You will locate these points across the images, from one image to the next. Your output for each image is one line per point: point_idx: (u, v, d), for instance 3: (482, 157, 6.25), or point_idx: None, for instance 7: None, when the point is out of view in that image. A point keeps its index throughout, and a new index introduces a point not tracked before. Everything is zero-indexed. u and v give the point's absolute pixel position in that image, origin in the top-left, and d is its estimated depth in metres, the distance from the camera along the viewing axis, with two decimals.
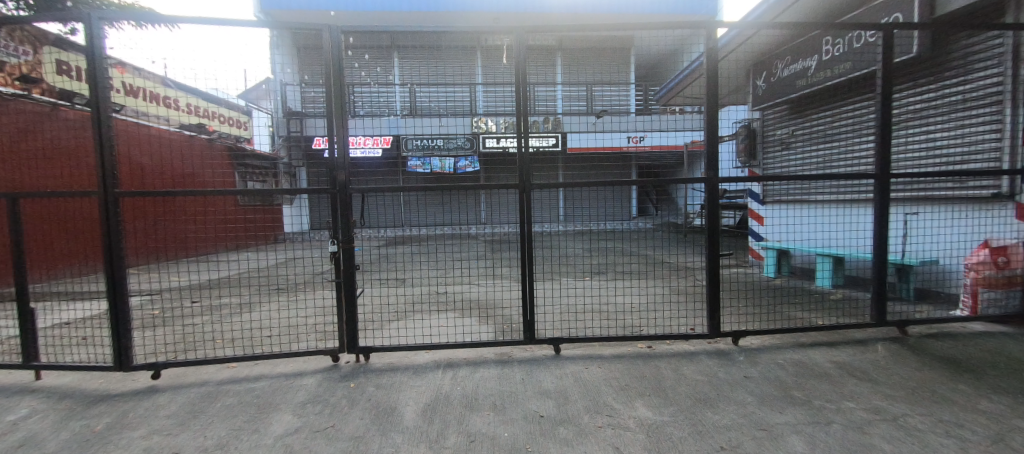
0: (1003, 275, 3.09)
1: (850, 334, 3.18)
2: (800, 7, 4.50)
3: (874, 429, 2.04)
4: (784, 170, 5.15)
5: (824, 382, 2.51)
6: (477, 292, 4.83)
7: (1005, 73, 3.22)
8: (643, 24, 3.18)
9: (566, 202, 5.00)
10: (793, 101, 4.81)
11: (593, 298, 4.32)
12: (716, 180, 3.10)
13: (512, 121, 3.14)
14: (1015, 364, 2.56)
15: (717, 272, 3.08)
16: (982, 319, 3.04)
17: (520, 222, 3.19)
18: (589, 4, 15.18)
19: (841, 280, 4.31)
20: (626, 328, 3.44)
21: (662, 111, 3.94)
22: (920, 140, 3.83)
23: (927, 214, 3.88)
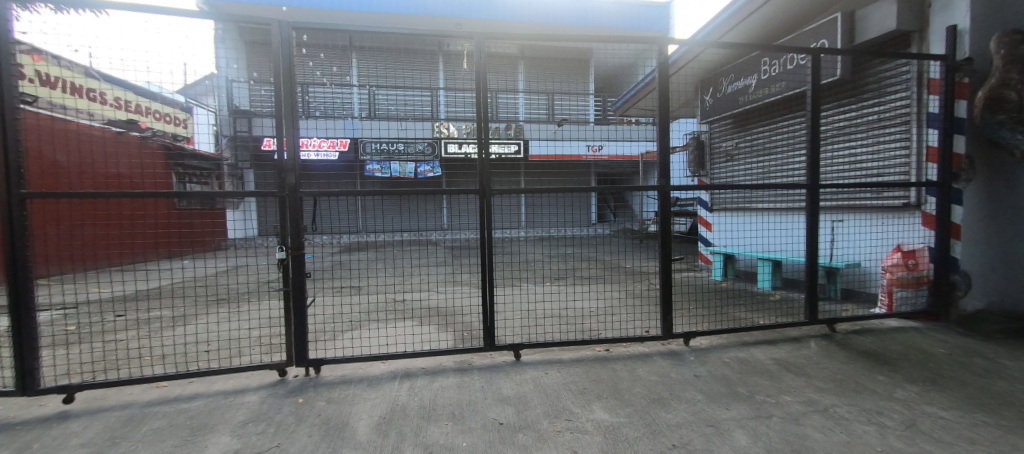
0: (913, 276, 3.46)
1: (787, 332, 3.43)
2: (742, 29, 4.86)
3: (808, 420, 2.20)
4: (730, 180, 5.50)
5: (765, 377, 2.68)
6: (437, 299, 4.73)
7: (911, 97, 3.60)
8: (602, 37, 3.28)
9: (527, 208, 5.05)
10: (737, 116, 5.16)
11: (554, 303, 4.38)
12: (668, 188, 3.24)
13: (472, 127, 3.13)
14: (923, 355, 2.87)
15: (670, 276, 3.21)
16: (896, 316, 3.39)
17: (480, 229, 3.15)
18: (549, 15, 15.50)
19: (779, 282, 4.64)
20: (585, 332, 3.51)
21: (619, 122, 4.08)
22: (845, 154, 4.23)
23: (851, 221, 4.28)
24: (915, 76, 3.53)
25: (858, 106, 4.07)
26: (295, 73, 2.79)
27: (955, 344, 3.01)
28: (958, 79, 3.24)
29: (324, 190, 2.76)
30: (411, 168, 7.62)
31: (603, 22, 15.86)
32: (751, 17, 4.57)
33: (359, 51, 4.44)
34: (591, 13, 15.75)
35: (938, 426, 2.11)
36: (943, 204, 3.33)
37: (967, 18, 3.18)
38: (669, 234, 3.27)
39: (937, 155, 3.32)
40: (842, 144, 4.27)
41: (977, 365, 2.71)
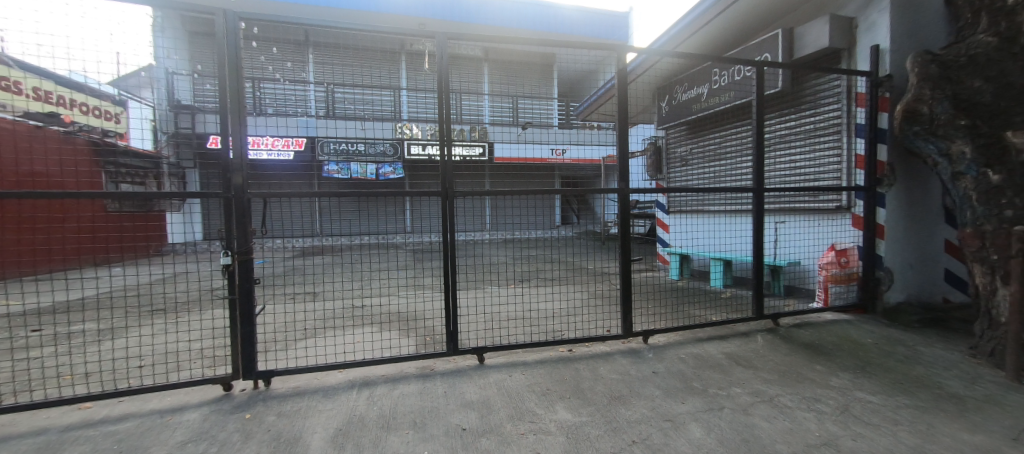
0: (846, 272, 3.76)
1: (737, 327, 3.63)
2: (694, 40, 5.12)
3: (755, 410, 2.33)
4: (685, 184, 5.76)
5: (718, 371, 2.82)
6: (399, 304, 4.61)
7: (840, 108, 3.93)
8: (564, 42, 3.33)
9: (492, 210, 5.04)
10: (692, 123, 5.43)
11: (518, 305, 4.40)
12: (627, 191, 3.35)
13: (435, 128, 3.09)
14: (854, 345, 3.13)
15: (630, 277, 3.30)
16: (831, 309, 3.69)
17: (443, 231, 3.09)
18: (514, 19, 15.61)
19: (730, 280, 4.90)
20: (548, 333, 3.54)
21: (581, 126, 4.18)
22: (787, 160, 4.55)
23: (792, 223, 4.60)
24: (844, 90, 3.87)
25: (797, 116, 4.39)
26: (243, 66, 2.62)
27: (881, 333, 3.32)
28: (879, 93, 3.60)
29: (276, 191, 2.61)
30: (372, 169, 7.40)
31: (566, 30, 16.23)
32: (702, 30, 4.83)
33: (315, 46, 4.26)
34: (555, 20, 16.08)
35: (867, 410, 2.31)
36: (870, 207, 3.65)
37: (887, 39, 3.54)
38: (628, 235, 3.37)
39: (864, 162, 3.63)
40: (783, 151, 4.59)
41: (899, 352, 2.99)
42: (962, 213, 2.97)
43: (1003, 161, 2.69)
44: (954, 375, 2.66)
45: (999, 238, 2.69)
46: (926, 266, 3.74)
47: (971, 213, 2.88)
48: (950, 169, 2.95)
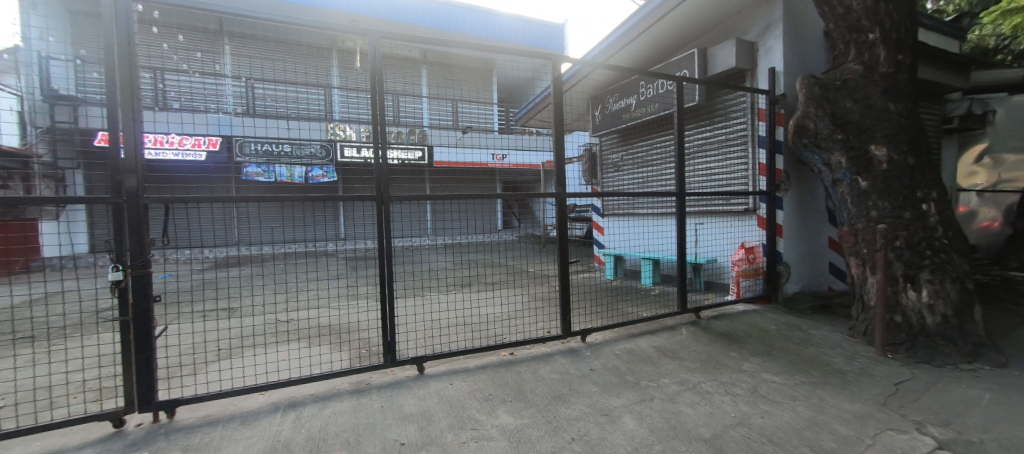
0: (754, 267, 4.20)
1: (665, 321, 3.90)
2: (624, 53, 5.46)
3: (682, 398, 2.51)
4: (618, 188, 6.10)
5: (649, 364, 3.00)
6: (330, 316, 4.32)
7: (746, 121, 4.42)
8: (502, 48, 3.36)
9: (431, 215, 4.93)
10: (622, 131, 5.78)
11: (459, 311, 4.34)
12: (564, 195, 3.46)
13: (368, 130, 2.95)
14: (761, 333, 3.52)
15: (568, 278, 3.41)
16: (743, 301, 4.11)
17: (378, 237, 2.94)
18: (453, 22, 15.46)
19: (659, 278, 5.24)
20: (490, 337, 3.53)
21: (522, 129, 4.07)
22: (704, 167, 5.01)
23: (709, 224, 5.06)
24: (749, 106, 4.37)
25: (711, 127, 4.85)
26: (138, 55, 2.30)
27: (782, 320, 3.77)
28: (777, 110, 4.13)
29: (177, 196, 2.30)
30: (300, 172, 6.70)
31: (504, 36, 16.49)
32: (629, 45, 5.18)
33: (230, 37, 3.87)
34: (494, 27, 16.28)
35: (773, 389, 2.60)
36: (771, 209, 4.14)
37: (781, 63, 4.08)
38: (566, 238, 3.47)
39: (766, 169, 4.12)
40: (701, 159, 5.04)
41: (796, 336, 3.42)
42: (840, 214, 3.49)
43: (869, 170, 3.21)
44: (838, 353, 3.10)
45: (868, 234, 3.20)
46: (815, 259, 4.34)
47: (848, 214, 3.38)
48: (832, 176, 3.46)
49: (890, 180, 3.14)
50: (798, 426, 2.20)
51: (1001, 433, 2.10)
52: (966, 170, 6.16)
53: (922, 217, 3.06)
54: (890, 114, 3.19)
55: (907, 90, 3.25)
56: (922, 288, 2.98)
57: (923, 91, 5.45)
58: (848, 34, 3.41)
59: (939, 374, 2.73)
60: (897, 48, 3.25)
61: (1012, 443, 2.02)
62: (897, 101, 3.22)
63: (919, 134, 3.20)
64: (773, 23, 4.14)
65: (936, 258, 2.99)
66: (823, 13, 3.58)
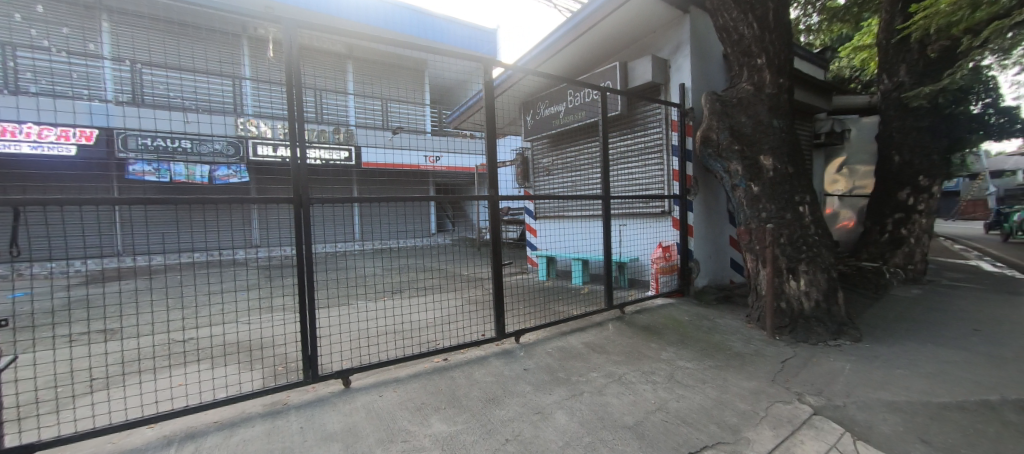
0: (669, 264, 4.57)
1: (594, 318, 4.11)
2: (552, 62, 5.67)
3: (609, 390, 2.66)
4: (549, 191, 6.32)
5: (579, 360, 3.13)
6: (240, 333, 3.89)
7: (661, 131, 4.84)
8: (432, 48, 3.30)
9: (359, 219, 4.68)
10: (552, 137, 6.00)
11: (388, 319, 4.17)
12: (496, 198, 3.49)
13: (284, 126, 2.72)
14: (675, 324, 3.86)
15: (502, 281, 3.44)
16: (661, 295, 4.47)
17: (296, 243, 2.70)
18: (382, 18, 14.85)
19: (587, 277, 5.49)
20: (422, 344, 3.44)
21: (455, 134, 4.00)
22: (626, 173, 5.39)
23: (631, 225, 5.44)
24: (664, 117, 4.79)
25: (632, 136, 5.23)
26: None
27: (694, 311, 4.17)
28: (686, 122, 4.58)
29: (30, 198, 1.90)
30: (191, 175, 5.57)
31: (436, 37, 16.27)
32: (558, 53, 5.40)
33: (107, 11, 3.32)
34: (426, 27, 15.98)
35: (687, 374, 2.86)
36: (683, 211, 4.57)
37: (689, 80, 4.55)
38: (499, 241, 3.50)
39: (678, 176, 4.55)
40: (623, 165, 5.41)
41: (705, 325, 3.81)
42: (738, 215, 3.96)
43: (759, 177, 3.69)
44: (738, 338, 3.51)
45: (760, 233, 3.68)
46: (718, 255, 4.90)
47: (744, 215, 3.85)
48: (731, 182, 3.92)
49: (775, 186, 3.64)
50: (707, 406, 2.45)
51: (858, 396, 2.54)
52: (830, 178, 7.43)
53: (799, 218, 3.59)
54: (774, 129, 3.71)
55: (786, 109, 3.81)
56: (801, 278, 3.50)
57: (799, 111, 6.42)
58: (741, 58, 3.91)
59: (813, 351, 3.22)
60: (779, 72, 3.80)
61: (866, 404, 2.45)
62: (780, 118, 3.76)
63: (796, 147, 3.76)
64: (682, 43, 4.61)
65: (810, 252, 3.54)
66: (722, 37, 4.06)
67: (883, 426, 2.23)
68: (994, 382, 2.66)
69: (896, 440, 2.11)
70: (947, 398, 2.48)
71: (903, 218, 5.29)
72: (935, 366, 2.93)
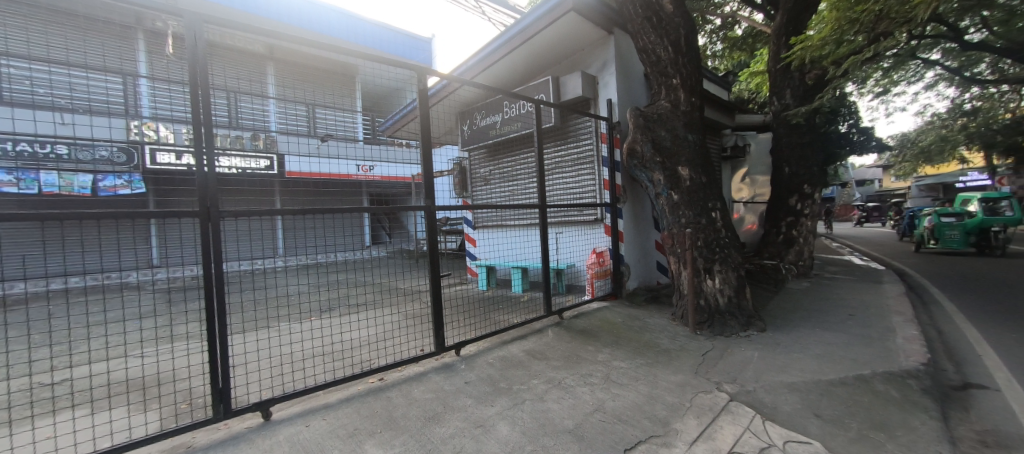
0: (602, 269, 4.79)
1: (534, 325, 4.17)
2: (487, 73, 5.73)
3: (549, 396, 2.70)
4: (488, 201, 6.33)
5: (520, 368, 3.15)
6: (133, 370, 3.36)
7: (592, 143, 5.11)
8: (363, 54, 3.17)
9: (281, 233, 4.31)
10: (489, 147, 6.04)
11: (316, 340, 3.88)
12: (433, 209, 3.43)
13: (187, 132, 2.42)
14: (610, 325, 4.04)
15: (440, 293, 3.36)
16: (596, 299, 4.65)
17: (203, 263, 2.38)
18: (308, 21, 14.09)
19: (527, 285, 5.57)
20: (356, 365, 3.24)
21: (390, 143, 3.78)
22: (561, 182, 5.58)
23: (567, 232, 5.63)
24: (594, 130, 5.05)
25: (565, 147, 5.45)
26: None
27: (626, 313, 4.40)
28: (614, 134, 4.88)
29: None
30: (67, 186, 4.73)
31: (368, 44, 15.76)
32: (494, 65, 5.48)
33: None
34: (356, 32, 15.44)
35: (621, 373, 3.00)
36: (614, 218, 4.82)
37: (615, 96, 4.87)
38: (436, 252, 3.43)
39: (608, 185, 4.81)
40: (558, 174, 5.60)
41: (636, 325, 4.04)
42: (662, 221, 4.27)
43: (678, 185, 4.03)
44: (665, 335, 3.77)
45: (680, 237, 4.00)
46: (645, 259, 5.26)
47: (667, 221, 4.16)
48: (655, 191, 4.22)
49: (691, 194, 4.00)
50: (640, 402, 2.59)
51: (766, 380, 2.85)
52: (737, 187, 8.37)
53: (712, 222, 3.98)
54: (689, 142, 4.09)
55: (698, 125, 4.23)
56: (716, 277, 3.87)
57: (709, 126, 7.18)
58: (659, 78, 4.28)
59: (728, 343, 3.56)
60: (690, 92, 4.22)
61: (772, 386, 2.76)
62: (693, 133, 4.16)
63: (708, 158, 4.18)
64: (608, 62, 4.94)
65: (722, 254, 3.93)
66: (642, 58, 4.42)
67: (785, 406, 2.51)
68: (866, 358, 3.15)
69: (796, 417, 2.40)
70: (832, 375, 2.89)
71: (795, 221, 6.10)
72: (822, 348, 3.40)
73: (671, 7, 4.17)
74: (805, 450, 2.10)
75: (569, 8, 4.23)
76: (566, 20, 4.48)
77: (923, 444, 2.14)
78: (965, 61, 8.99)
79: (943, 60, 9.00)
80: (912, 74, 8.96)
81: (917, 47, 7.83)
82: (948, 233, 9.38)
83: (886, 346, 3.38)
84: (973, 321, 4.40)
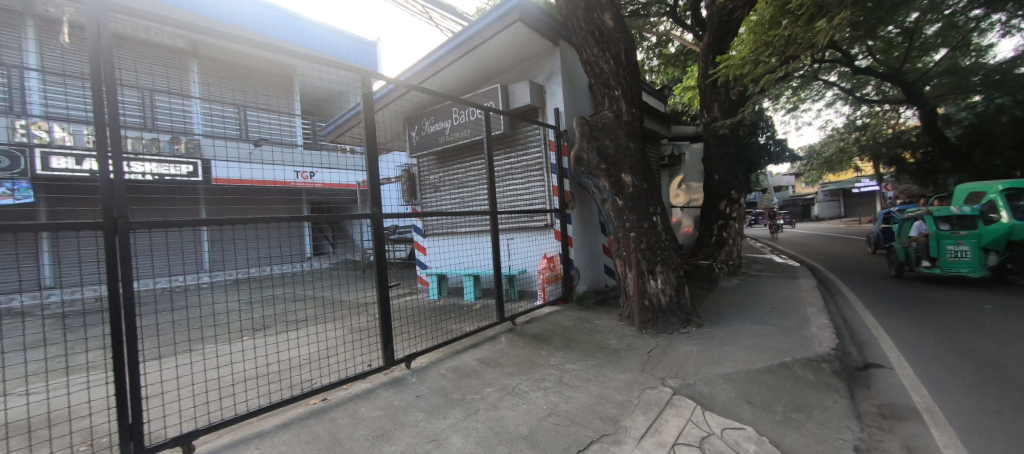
0: (553, 274, 4.87)
1: (487, 332, 4.13)
2: (435, 78, 5.65)
3: (503, 403, 2.68)
4: (438, 208, 6.22)
5: (473, 377, 3.10)
6: (17, 411, 2.87)
7: (541, 151, 5.23)
8: (302, 54, 3.01)
9: (208, 246, 3.93)
10: (439, 154, 5.96)
11: (250, 362, 3.57)
12: (380, 216, 3.30)
13: (89, 133, 2.12)
14: (561, 329, 4.12)
15: (389, 304, 3.22)
16: (548, 304, 4.72)
17: (112, 281, 2.08)
18: (237, 16, 13.10)
19: (479, 292, 5.53)
20: (295, 386, 3.01)
21: (333, 148, 3.56)
22: (511, 189, 5.63)
23: (518, 238, 5.67)
24: (542, 138, 5.17)
25: (515, 154, 5.53)
26: None
27: (576, 316, 4.51)
28: (562, 142, 5.03)
29: None
30: None
31: (306, 43, 14.97)
32: (442, 71, 5.43)
33: None
34: (293, 30, 14.65)
35: (573, 376, 3.06)
36: (564, 223, 4.94)
37: (562, 105, 5.04)
38: (384, 262, 3.30)
39: (557, 191, 4.92)
40: (508, 181, 5.65)
41: (586, 327, 4.16)
42: (608, 226, 4.44)
43: (622, 191, 4.23)
44: (613, 335, 3.92)
45: (625, 241, 4.19)
46: (592, 262, 5.45)
47: (613, 225, 4.34)
48: (601, 196, 4.39)
49: (634, 199, 4.21)
50: (592, 403, 2.65)
51: (704, 372, 3.05)
52: (674, 193, 8.97)
53: (654, 226, 4.22)
54: (631, 151, 4.32)
55: (639, 135, 4.48)
56: (658, 277, 4.10)
57: (649, 136, 7.67)
58: (602, 89, 4.50)
59: (671, 339, 3.78)
60: (631, 103, 4.47)
61: (709, 378, 2.96)
62: (635, 142, 4.40)
63: (649, 166, 4.43)
64: (554, 72, 5.11)
65: (663, 255, 4.18)
66: (586, 69, 4.61)
67: (721, 396, 2.70)
68: (787, 347, 3.49)
69: (731, 405, 2.59)
70: (760, 364, 3.16)
71: (725, 224, 6.64)
72: (751, 339, 3.71)
73: (612, 22, 4.40)
74: (739, 435, 2.27)
75: (515, 18, 4.31)
76: (513, 30, 4.56)
77: (836, 421, 2.40)
78: (855, 83, 10.44)
79: (839, 81, 10.40)
80: (815, 93, 10.26)
81: (819, 69, 9.07)
82: (954, 252, 5.99)
83: (802, 335, 3.77)
84: (869, 309, 5.06)
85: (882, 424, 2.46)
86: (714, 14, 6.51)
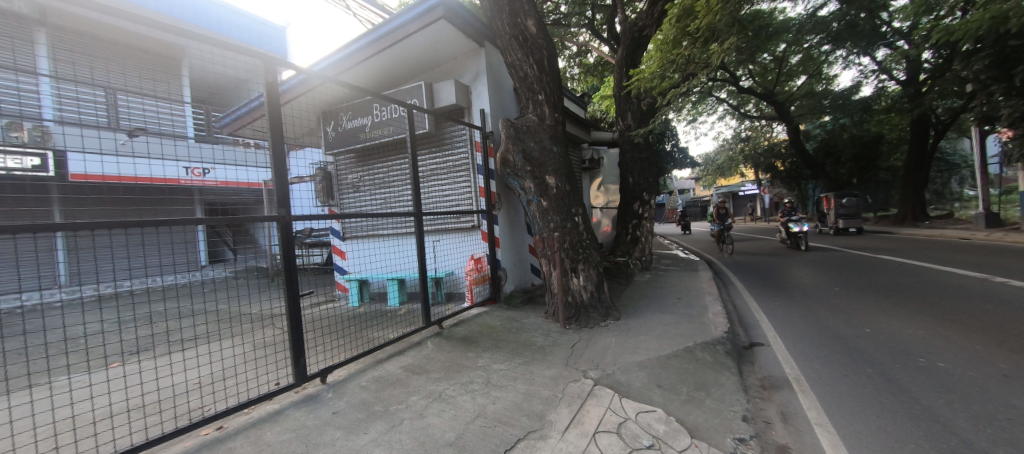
0: (480, 275, 4.86)
1: (413, 338, 3.98)
2: (353, 71, 5.31)
3: (430, 411, 2.59)
4: (358, 209, 5.86)
5: (397, 386, 2.96)
6: None
7: (468, 152, 5.19)
8: (188, 30, 2.60)
9: (63, 257, 3.24)
10: (358, 152, 5.61)
11: (121, 395, 3.03)
12: (288, 218, 2.99)
13: None
14: (489, 330, 4.12)
15: (300, 316, 2.94)
16: (476, 305, 4.70)
17: None
18: None
19: (405, 296, 5.32)
20: (183, 416, 2.63)
21: (233, 142, 3.09)
22: (437, 189, 5.51)
23: (445, 239, 5.57)
24: (468, 138, 5.14)
25: (441, 154, 5.42)
26: None
27: (504, 316, 4.55)
28: (488, 143, 5.05)
29: None
30: None
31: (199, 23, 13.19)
32: (361, 64, 5.12)
33: None
34: (182, 6, 12.82)
35: (500, 376, 3.08)
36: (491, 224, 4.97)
37: (487, 106, 5.07)
38: (294, 269, 2.99)
39: (484, 192, 4.92)
40: (434, 181, 5.52)
41: (514, 326, 4.22)
42: (534, 226, 4.55)
43: (547, 193, 4.36)
44: (540, 333, 4.03)
45: (550, 240, 4.33)
46: (519, 262, 5.57)
47: (538, 226, 4.45)
48: (526, 197, 4.48)
49: (558, 200, 4.38)
50: (518, 401, 2.69)
51: (621, 362, 3.28)
52: (594, 195, 9.53)
53: (576, 226, 4.44)
54: (554, 153, 4.48)
55: (561, 138, 4.68)
56: (580, 275, 4.33)
57: (571, 140, 8.05)
58: (527, 93, 4.62)
59: (593, 333, 4.00)
60: (554, 108, 4.65)
61: (626, 367, 3.18)
62: (557, 145, 4.58)
63: (571, 168, 4.63)
64: (480, 74, 5.12)
65: (584, 253, 4.41)
66: (511, 72, 4.69)
67: (636, 383, 2.92)
68: (690, 333, 3.89)
69: (644, 390, 2.82)
70: (668, 350, 3.49)
71: (638, 223, 7.21)
72: (660, 328, 4.08)
73: (535, 29, 4.53)
74: (651, 417, 2.47)
75: (439, 16, 4.22)
76: (437, 27, 4.46)
77: (728, 395, 2.74)
78: (740, 101, 12.12)
79: (728, 99, 11.98)
80: (711, 108, 11.68)
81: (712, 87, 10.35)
82: None
83: (702, 322, 4.24)
84: (754, 295, 5.88)
85: (763, 394, 2.87)
86: (627, 30, 7.04)
